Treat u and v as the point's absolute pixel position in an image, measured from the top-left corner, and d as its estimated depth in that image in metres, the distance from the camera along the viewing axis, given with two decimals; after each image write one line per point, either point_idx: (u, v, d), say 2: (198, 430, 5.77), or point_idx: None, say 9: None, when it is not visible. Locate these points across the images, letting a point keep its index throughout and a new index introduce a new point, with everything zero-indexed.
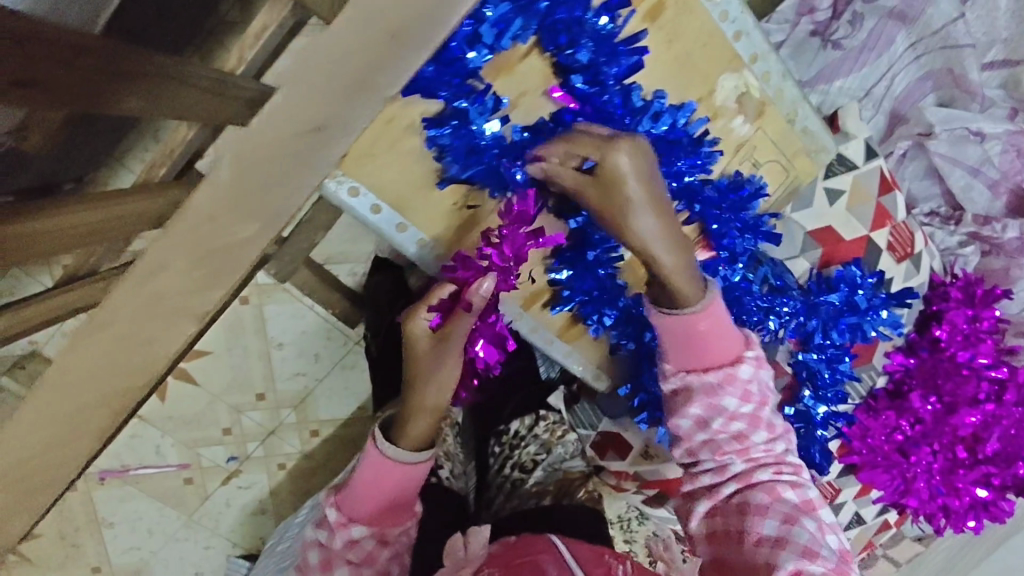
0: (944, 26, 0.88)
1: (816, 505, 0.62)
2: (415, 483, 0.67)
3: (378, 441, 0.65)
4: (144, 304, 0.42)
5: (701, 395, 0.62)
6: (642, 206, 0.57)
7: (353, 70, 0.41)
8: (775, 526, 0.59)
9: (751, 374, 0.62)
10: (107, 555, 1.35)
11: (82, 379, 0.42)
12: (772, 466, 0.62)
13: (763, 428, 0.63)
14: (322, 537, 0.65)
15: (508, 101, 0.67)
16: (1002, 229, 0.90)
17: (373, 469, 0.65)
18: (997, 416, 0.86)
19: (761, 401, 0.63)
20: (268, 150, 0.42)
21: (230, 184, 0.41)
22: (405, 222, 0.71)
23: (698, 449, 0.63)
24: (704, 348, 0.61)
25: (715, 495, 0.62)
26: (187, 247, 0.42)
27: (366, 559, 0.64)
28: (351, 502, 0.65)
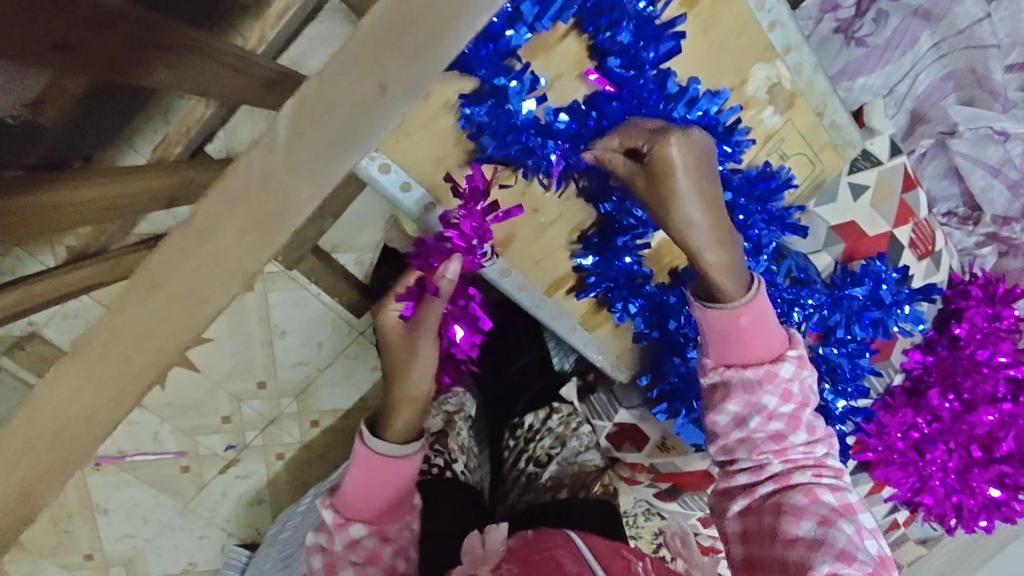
0: (969, 26, 0.89)
1: (856, 509, 0.62)
2: (408, 475, 0.67)
3: (366, 440, 0.66)
4: (194, 268, 0.40)
5: (740, 392, 0.63)
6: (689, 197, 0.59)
7: (420, 29, 0.37)
8: (811, 527, 0.59)
9: (791, 374, 0.62)
10: (100, 541, 1.34)
11: (127, 341, 0.41)
12: (811, 469, 0.63)
13: (802, 429, 0.63)
14: (324, 540, 0.66)
15: (545, 81, 0.67)
16: (1020, 230, 0.91)
17: (364, 467, 0.65)
18: (1014, 416, 0.86)
19: (801, 402, 0.63)
20: (326, 110, 0.38)
21: (290, 143, 0.38)
22: (433, 202, 0.69)
23: (735, 448, 0.64)
24: (744, 344, 0.62)
25: (752, 494, 0.63)
26: (243, 207, 0.39)
27: (369, 558, 0.64)
28: (348, 503, 0.66)
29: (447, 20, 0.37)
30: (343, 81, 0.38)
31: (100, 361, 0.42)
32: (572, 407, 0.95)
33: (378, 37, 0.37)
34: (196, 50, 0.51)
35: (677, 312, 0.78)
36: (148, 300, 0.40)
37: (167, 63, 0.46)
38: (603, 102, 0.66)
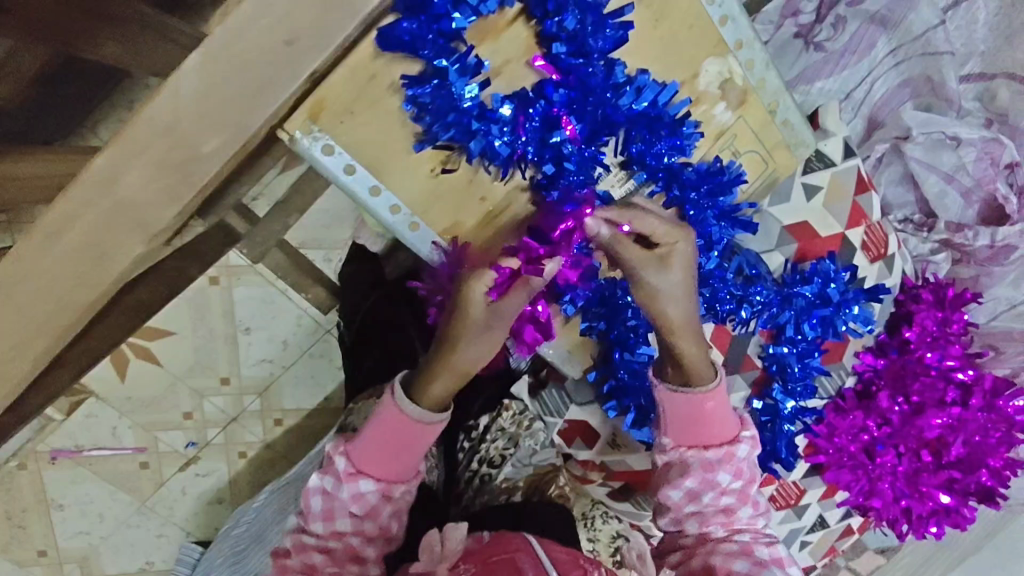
0: (925, 32, 0.89)
1: (787, 562, 0.67)
2: (427, 445, 0.65)
3: (400, 398, 0.63)
4: (105, 211, 0.54)
5: (699, 470, 0.67)
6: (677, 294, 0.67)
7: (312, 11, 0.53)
8: (747, 565, 0.65)
9: (746, 453, 0.68)
10: (52, 538, 1.30)
11: (41, 283, 0.56)
12: (750, 534, 0.68)
13: (749, 505, 0.69)
14: (329, 485, 0.63)
15: (491, 66, 0.66)
16: (973, 236, 0.90)
17: (389, 424, 0.63)
18: (963, 420, 0.86)
19: (749, 479, 0.69)
20: (229, 58, 0.52)
21: (197, 92, 0.52)
22: (378, 185, 0.69)
23: (683, 519, 0.68)
24: (708, 426, 0.67)
25: (692, 555, 0.67)
26: (148, 152, 0.53)
27: (368, 513, 0.63)
28: (361, 455, 0.63)
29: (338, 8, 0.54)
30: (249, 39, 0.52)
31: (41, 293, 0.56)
32: (523, 405, 0.94)
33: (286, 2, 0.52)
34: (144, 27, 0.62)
35: (625, 309, 0.80)
36: (50, 245, 0.54)
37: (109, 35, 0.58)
38: (550, 91, 0.67)
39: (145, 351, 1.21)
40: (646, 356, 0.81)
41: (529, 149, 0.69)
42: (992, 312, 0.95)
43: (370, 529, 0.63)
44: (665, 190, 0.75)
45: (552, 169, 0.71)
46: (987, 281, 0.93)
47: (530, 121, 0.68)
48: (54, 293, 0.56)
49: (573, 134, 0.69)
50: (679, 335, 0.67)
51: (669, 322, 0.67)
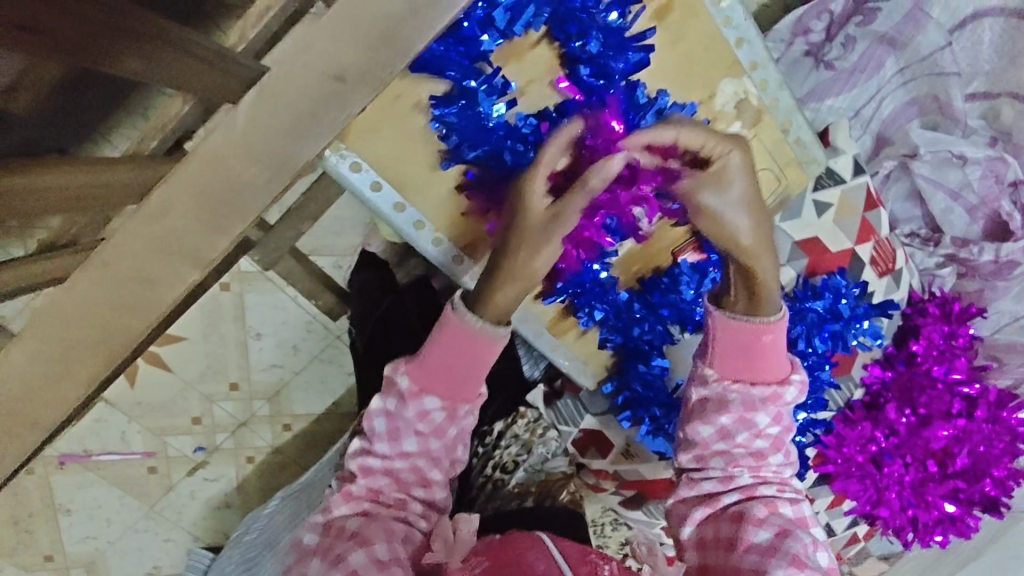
0: (932, 53, 0.92)
1: (810, 523, 0.63)
2: (485, 367, 0.63)
3: (460, 313, 0.62)
4: (150, 243, 0.43)
5: (738, 407, 0.63)
6: (741, 207, 0.59)
7: (385, 16, 0.39)
8: (767, 536, 0.60)
9: (793, 399, 0.64)
10: (61, 543, 1.33)
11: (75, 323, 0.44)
12: (777, 485, 0.64)
13: (782, 452, 0.65)
14: (391, 406, 0.63)
15: (516, 86, 0.68)
16: (978, 252, 0.92)
17: (449, 340, 0.62)
18: (968, 431, 0.88)
19: (788, 427, 0.65)
20: (289, 90, 0.42)
21: (248, 125, 0.42)
22: (403, 202, 0.71)
23: (710, 457, 0.65)
24: (760, 360, 0.63)
25: (716, 503, 0.64)
26: (197, 184, 0.43)
27: (435, 431, 0.63)
28: (423, 376, 0.62)
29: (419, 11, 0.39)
30: (297, 72, 0.41)
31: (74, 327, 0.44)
32: (537, 413, 0.94)
33: (344, 17, 0.40)
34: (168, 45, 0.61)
35: (641, 322, 0.82)
36: (105, 279, 0.44)
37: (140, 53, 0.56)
38: (571, 110, 0.68)
39: (156, 356, 1.22)
40: (659, 367, 0.84)
41: None
42: (996, 325, 0.96)
43: (435, 449, 0.63)
44: None
45: None
46: (991, 295, 0.94)
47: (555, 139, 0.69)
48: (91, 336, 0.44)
49: None
50: (760, 256, 0.61)
51: (740, 245, 0.60)
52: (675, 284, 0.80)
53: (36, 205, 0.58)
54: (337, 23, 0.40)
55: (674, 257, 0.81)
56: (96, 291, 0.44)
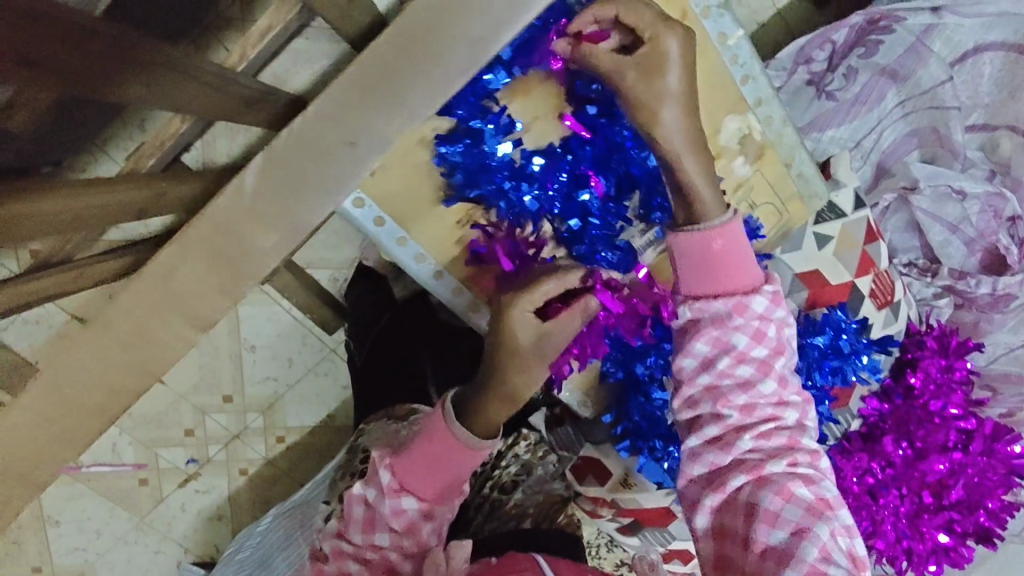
0: (933, 88, 0.92)
1: (832, 505, 0.60)
2: (466, 472, 0.65)
3: (449, 421, 0.63)
4: (153, 300, 0.41)
5: (710, 328, 0.62)
6: (672, 99, 0.58)
7: (397, 80, 0.41)
8: (784, 536, 0.58)
9: (764, 309, 0.62)
10: (49, 554, 1.33)
11: (84, 373, 0.41)
12: (787, 455, 0.62)
13: (772, 377, 0.63)
14: (371, 496, 0.65)
15: (522, 124, 0.68)
16: (976, 284, 0.92)
17: (436, 442, 0.63)
18: (964, 465, 0.89)
19: (774, 350, 0.63)
20: (296, 153, 0.41)
21: (257, 192, 0.42)
22: (406, 235, 0.70)
23: (699, 400, 0.63)
24: (721, 269, 0.61)
25: (725, 488, 0.62)
26: (204, 248, 0.41)
27: (408, 529, 0.65)
28: (404, 472, 0.64)
29: (427, 73, 0.41)
30: (310, 140, 0.41)
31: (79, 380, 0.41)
32: (538, 434, 0.94)
33: (356, 83, 0.41)
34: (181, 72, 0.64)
35: (643, 355, 0.83)
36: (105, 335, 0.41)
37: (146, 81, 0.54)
38: (576, 147, 0.70)
39: None
40: (660, 400, 0.84)
41: (556, 203, 0.71)
42: (991, 356, 0.97)
43: (408, 546, 0.64)
44: None
45: (577, 224, 0.72)
46: (987, 326, 0.95)
47: (560, 174, 0.70)
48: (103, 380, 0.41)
49: (599, 190, 0.72)
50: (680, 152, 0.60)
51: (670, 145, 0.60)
52: None
53: (31, 228, 0.58)
54: (349, 87, 0.41)
55: None
56: (109, 344, 0.41)
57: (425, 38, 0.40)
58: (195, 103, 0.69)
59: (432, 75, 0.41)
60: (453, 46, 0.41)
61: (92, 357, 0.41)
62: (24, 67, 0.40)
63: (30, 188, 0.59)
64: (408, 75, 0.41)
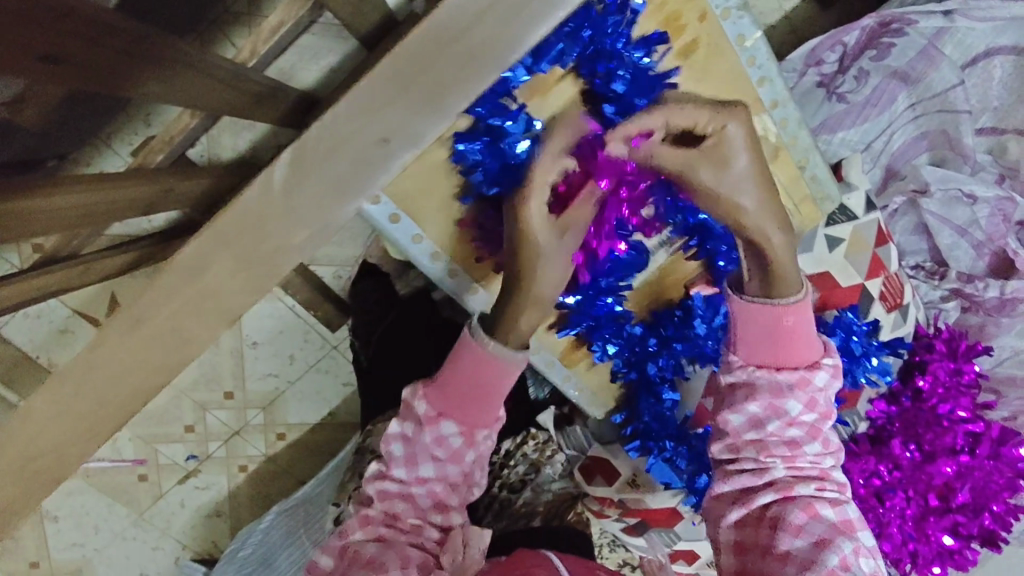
0: (944, 91, 0.93)
1: (857, 528, 0.62)
2: (502, 390, 0.65)
3: (481, 341, 0.63)
4: (184, 299, 0.39)
5: (766, 394, 0.65)
6: (743, 178, 0.59)
7: (435, 74, 0.37)
8: (805, 546, 0.61)
9: (823, 383, 0.66)
10: (46, 549, 1.32)
11: (105, 377, 0.40)
12: (816, 482, 0.64)
13: (818, 441, 0.65)
14: (409, 431, 0.65)
15: (540, 123, 0.67)
16: (983, 288, 0.93)
17: (470, 367, 0.63)
18: (971, 467, 0.90)
19: (824, 413, 0.66)
20: (328, 150, 0.38)
21: (288, 189, 0.39)
22: (421, 233, 0.71)
23: (742, 448, 0.66)
24: (788, 344, 0.64)
25: (751, 502, 0.64)
26: (236, 246, 0.39)
27: (452, 456, 0.65)
28: (442, 398, 0.64)
29: (468, 67, 0.37)
30: (341, 139, 0.38)
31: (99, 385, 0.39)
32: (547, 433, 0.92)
33: (395, 75, 0.37)
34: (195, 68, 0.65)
35: (654, 356, 0.83)
36: (132, 334, 0.39)
37: (157, 73, 0.53)
38: None
39: None
40: (670, 401, 0.85)
41: None
42: (997, 359, 0.97)
43: (452, 475, 0.65)
44: (699, 244, 0.78)
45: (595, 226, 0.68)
46: (993, 330, 0.95)
47: None
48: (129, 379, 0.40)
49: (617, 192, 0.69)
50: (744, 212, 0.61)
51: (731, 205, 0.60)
52: (688, 318, 0.81)
53: (44, 221, 0.59)
54: (384, 80, 0.37)
55: (686, 290, 0.82)
56: (129, 340, 0.39)
57: (466, 26, 0.36)
58: (208, 99, 0.70)
59: (473, 68, 0.37)
60: (496, 33, 0.36)
61: (120, 354, 0.39)
62: (48, 60, 0.41)
63: (42, 185, 0.59)
64: (450, 71, 0.37)
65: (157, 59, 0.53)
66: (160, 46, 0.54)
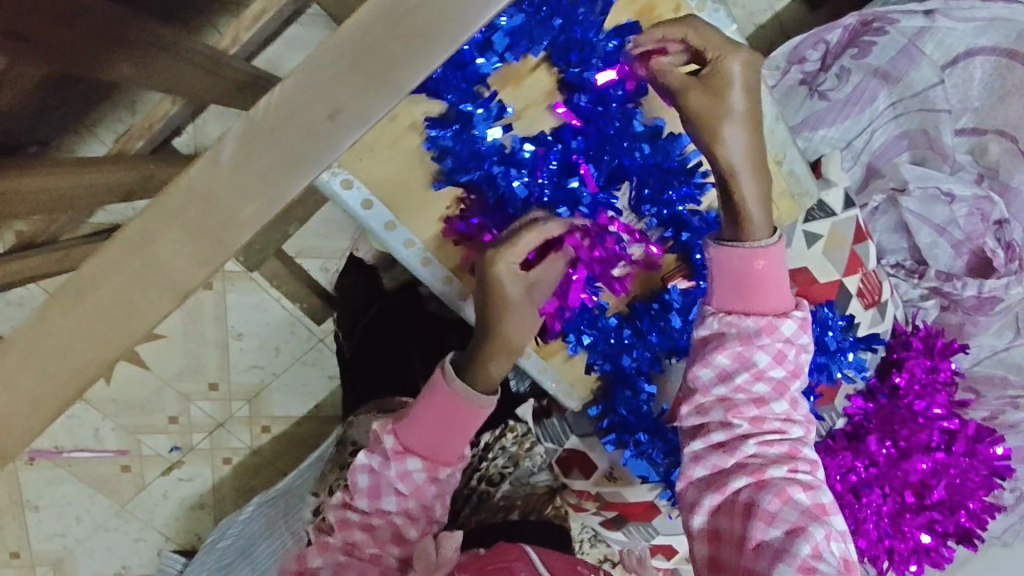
0: (924, 90, 0.93)
1: (828, 511, 0.62)
2: (470, 428, 0.67)
3: (449, 379, 0.65)
4: (127, 272, 0.37)
5: (735, 344, 0.64)
6: (737, 119, 0.58)
7: (388, 47, 0.35)
8: (779, 534, 0.60)
9: (791, 334, 0.64)
10: (28, 539, 1.32)
11: (42, 363, 0.38)
12: (788, 463, 0.64)
13: (786, 399, 0.65)
14: (375, 463, 0.67)
15: (513, 110, 0.68)
16: (961, 286, 0.93)
17: (437, 402, 0.65)
18: (946, 465, 0.90)
19: (793, 371, 0.65)
20: (278, 125, 0.36)
21: (235, 163, 0.37)
22: (395, 220, 0.70)
23: (711, 408, 0.66)
24: (756, 289, 0.63)
25: (725, 489, 0.64)
26: (183, 219, 0.37)
27: (414, 491, 0.66)
28: (409, 433, 0.66)
29: (419, 41, 0.35)
30: (291, 113, 0.36)
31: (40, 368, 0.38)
32: (526, 427, 0.92)
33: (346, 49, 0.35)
34: (166, 51, 0.68)
35: (629, 348, 0.82)
36: (72, 308, 0.37)
37: (123, 55, 0.60)
38: (568, 136, 0.69)
39: (136, 354, 1.25)
40: (648, 394, 0.84)
41: (546, 190, 0.69)
42: (975, 358, 0.99)
43: (413, 508, 0.66)
44: (674, 235, 0.78)
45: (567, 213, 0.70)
46: (972, 329, 0.96)
47: (550, 162, 0.69)
48: (74, 353, 0.38)
49: (589, 180, 0.70)
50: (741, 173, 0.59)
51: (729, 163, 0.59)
52: (665, 311, 0.80)
53: (28, 202, 0.61)
54: (340, 53, 0.36)
55: (663, 283, 0.81)
56: (70, 320, 0.37)
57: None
58: (186, 82, 0.74)
59: (424, 42, 0.35)
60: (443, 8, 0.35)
61: (56, 331, 0.37)
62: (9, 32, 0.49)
63: (19, 168, 0.60)
64: (406, 46, 0.35)
65: (117, 41, 0.60)
66: (121, 28, 0.60)
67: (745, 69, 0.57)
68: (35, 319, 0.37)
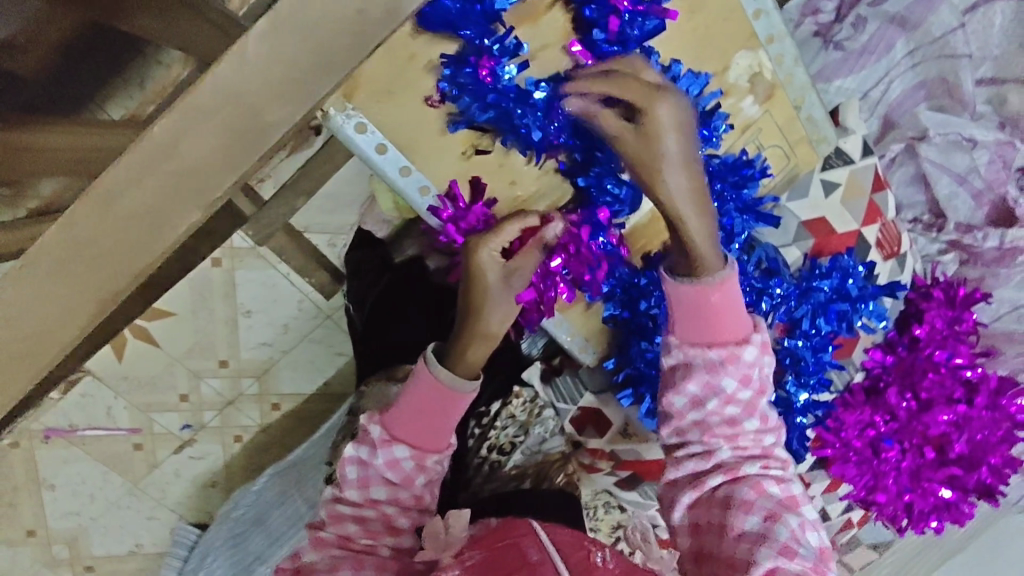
0: (944, 35, 0.91)
1: (800, 504, 0.62)
2: (456, 417, 0.67)
3: (435, 368, 0.66)
4: (167, 174, 0.38)
5: (702, 372, 0.62)
6: (672, 161, 0.58)
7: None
8: (757, 522, 0.59)
9: (754, 358, 0.62)
10: (44, 518, 1.32)
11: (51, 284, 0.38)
12: (760, 461, 0.63)
13: (757, 417, 0.63)
14: (364, 455, 0.66)
15: (528, 50, 0.66)
16: (982, 237, 0.93)
17: (423, 393, 0.65)
18: (967, 418, 0.88)
19: (760, 390, 0.63)
20: (306, 20, 0.36)
21: (262, 57, 0.36)
22: (409, 165, 0.70)
23: (688, 430, 0.64)
24: (713, 322, 0.61)
25: (702, 485, 0.62)
26: (214, 120, 0.37)
27: (404, 480, 0.65)
28: (395, 425, 0.65)
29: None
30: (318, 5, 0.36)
31: (69, 277, 0.38)
32: (534, 392, 0.91)
33: None
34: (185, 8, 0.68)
35: (648, 294, 0.79)
36: (104, 216, 0.38)
37: None
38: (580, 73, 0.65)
39: (144, 331, 1.23)
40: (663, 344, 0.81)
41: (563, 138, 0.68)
42: (996, 312, 0.95)
43: (405, 498, 0.65)
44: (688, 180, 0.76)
45: (582, 157, 0.71)
46: (992, 282, 0.93)
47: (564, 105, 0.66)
48: (101, 263, 0.38)
49: None
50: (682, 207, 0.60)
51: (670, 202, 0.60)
52: None
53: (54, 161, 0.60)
54: None
55: None
56: (102, 225, 0.38)
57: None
58: (202, 43, 0.74)
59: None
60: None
61: (82, 245, 0.38)
62: None
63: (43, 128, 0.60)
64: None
65: None
66: None
67: (678, 114, 0.57)
68: (63, 224, 0.37)
